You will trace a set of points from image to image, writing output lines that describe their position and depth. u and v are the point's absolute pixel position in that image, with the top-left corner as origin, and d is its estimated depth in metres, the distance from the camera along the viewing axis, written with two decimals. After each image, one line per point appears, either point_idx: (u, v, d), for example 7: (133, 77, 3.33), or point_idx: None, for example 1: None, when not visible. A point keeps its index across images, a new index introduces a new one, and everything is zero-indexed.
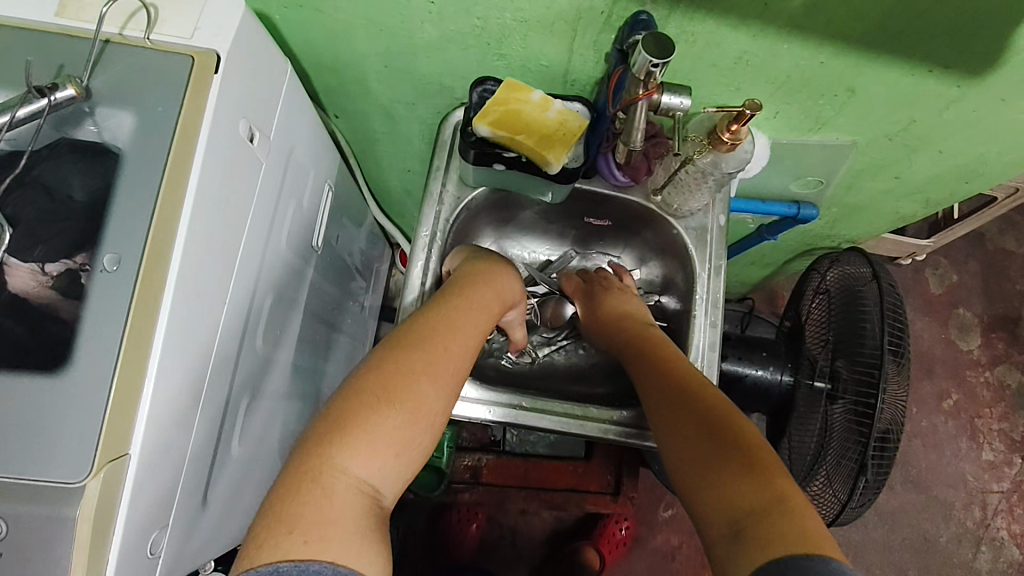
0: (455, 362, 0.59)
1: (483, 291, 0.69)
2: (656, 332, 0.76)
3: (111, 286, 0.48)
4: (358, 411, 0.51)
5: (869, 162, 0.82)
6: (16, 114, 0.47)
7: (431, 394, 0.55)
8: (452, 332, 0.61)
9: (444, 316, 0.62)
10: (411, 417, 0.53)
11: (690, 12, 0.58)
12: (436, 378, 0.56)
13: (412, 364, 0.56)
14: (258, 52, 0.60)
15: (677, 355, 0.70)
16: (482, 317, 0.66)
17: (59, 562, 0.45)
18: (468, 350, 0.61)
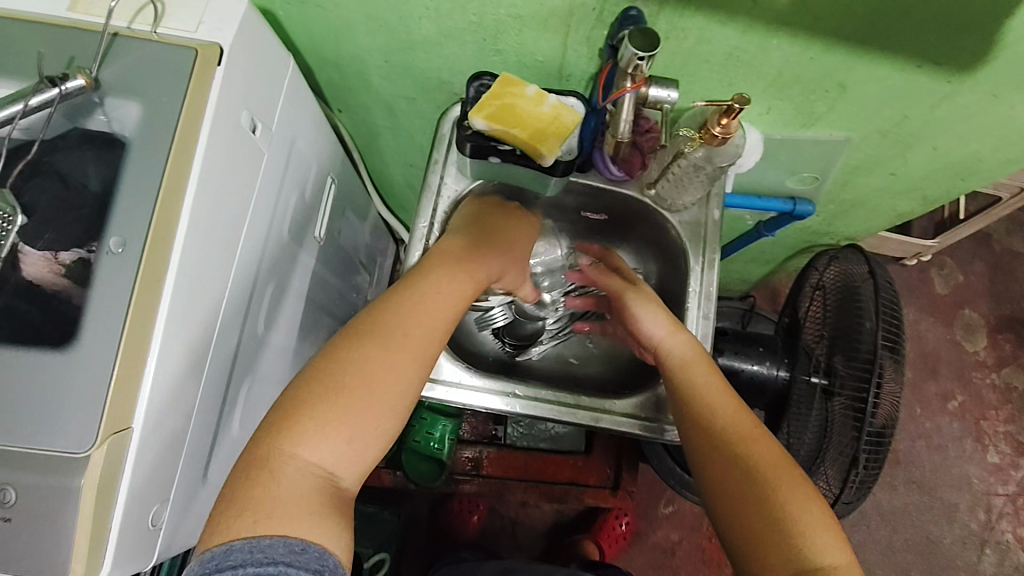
0: (423, 345, 0.60)
1: (467, 263, 0.69)
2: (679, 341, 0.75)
3: (115, 267, 0.51)
4: (318, 400, 0.53)
5: (863, 158, 0.82)
6: (28, 103, 0.50)
7: (399, 382, 0.57)
8: (428, 318, 0.62)
9: (408, 298, 0.63)
10: (379, 407, 0.55)
11: (680, 8, 0.60)
12: (406, 367, 0.58)
13: (382, 355, 0.57)
14: (260, 45, 0.62)
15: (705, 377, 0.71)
16: (460, 292, 0.66)
17: (66, 529, 0.48)
18: (439, 328, 0.62)
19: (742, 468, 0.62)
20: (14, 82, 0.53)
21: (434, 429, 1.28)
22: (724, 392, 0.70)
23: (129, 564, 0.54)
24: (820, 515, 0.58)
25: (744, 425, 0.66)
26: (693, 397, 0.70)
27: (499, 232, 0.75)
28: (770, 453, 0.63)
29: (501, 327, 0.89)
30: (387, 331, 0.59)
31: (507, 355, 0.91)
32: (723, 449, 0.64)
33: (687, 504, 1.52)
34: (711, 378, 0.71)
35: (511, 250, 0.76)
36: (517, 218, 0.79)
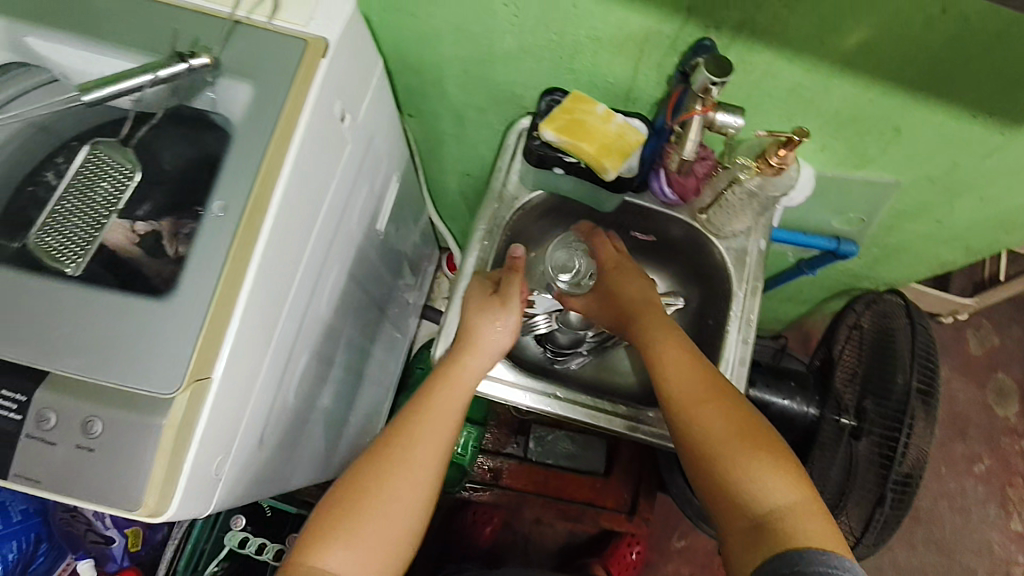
0: (436, 458, 0.68)
1: (463, 371, 0.73)
2: (649, 321, 0.79)
3: (216, 228, 0.56)
4: (345, 522, 0.62)
5: (911, 203, 0.85)
6: (159, 74, 0.57)
7: (420, 497, 0.66)
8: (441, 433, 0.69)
9: (418, 414, 0.70)
10: (406, 521, 0.65)
11: (750, 42, 0.64)
12: (421, 479, 0.66)
13: (402, 474, 0.65)
14: (358, 44, 0.68)
15: (668, 346, 0.75)
16: (461, 401, 0.72)
17: (147, 460, 0.53)
18: (447, 437, 0.70)
19: (696, 432, 0.67)
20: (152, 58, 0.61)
21: None
22: (686, 359, 0.73)
23: (191, 507, 0.58)
24: (774, 465, 0.63)
25: (700, 392, 0.70)
26: (653, 366, 0.74)
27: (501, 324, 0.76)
28: (725, 415, 0.67)
29: (543, 333, 0.92)
30: (397, 448, 0.67)
31: (546, 360, 0.93)
32: (684, 415, 0.69)
33: (700, 540, 1.51)
34: (673, 347, 0.75)
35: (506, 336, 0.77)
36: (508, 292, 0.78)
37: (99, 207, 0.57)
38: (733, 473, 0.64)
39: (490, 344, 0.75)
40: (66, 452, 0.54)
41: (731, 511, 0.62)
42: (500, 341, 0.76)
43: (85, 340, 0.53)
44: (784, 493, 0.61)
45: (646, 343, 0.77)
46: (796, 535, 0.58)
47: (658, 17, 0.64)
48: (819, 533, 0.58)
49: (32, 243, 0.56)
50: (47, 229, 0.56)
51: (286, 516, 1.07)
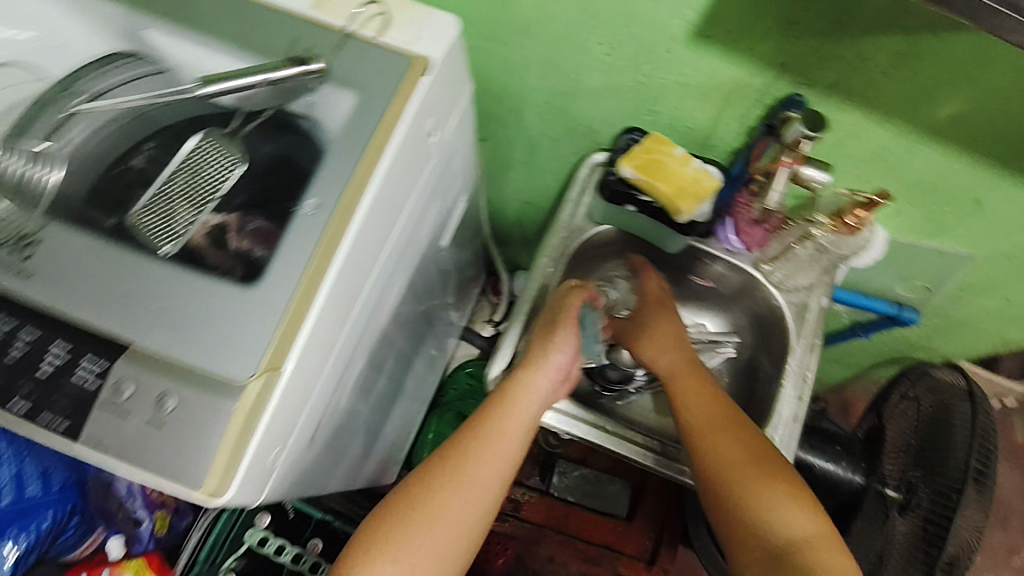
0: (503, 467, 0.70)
1: (524, 395, 0.73)
2: (675, 356, 0.79)
3: (306, 225, 0.58)
4: (405, 522, 0.65)
5: (983, 278, 0.83)
6: (275, 75, 0.62)
7: (474, 513, 0.67)
8: (512, 444, 0.71)
9: (475, 437, 0.70)
10: (467, 526, 0.67)
11: (841, 101, 0.65)
12: (483, 494, 0.68)
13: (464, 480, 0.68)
14: (456, 67, 0.70)
15: (692, 379, 0.76)
16: (532, 414, 0.73)
17: (214, 441, 0.55)
18: (517, 449, 0.72)
19: (714, 460, 0.70)
20: (265, 61, 0.64)
21: None
22: (702, 386, 0.75)
23: (246, 494, 0.59)
24: (790, 497, 0.66)
25: (717, 418, 0.72)
26: (676, 397, 0.76)
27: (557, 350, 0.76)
28: (743, 443, 0.70)
29: (593, 367, 0.91)
30: (460, 454, 0.69)
31: (593, 392, 0.91)
32: (700, 441, 0.72)
33: None
34: (695, 378, 0.76)
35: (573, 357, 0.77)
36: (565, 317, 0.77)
37: (206, 190, 0.60)
38: (752, 504, 0.66)
39: (551, 371, 0.75)
40: (137, 426, 0.55)
41: (749, 540, 0.65)
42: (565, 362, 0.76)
43: (173, 320, 0.56)
44: (800, 524, 0.64)
45: (668, 375, 0.78)
46: (816, 567, 0.62)
47: (750, 69, 0.65)
48: (835, 565, 0.62)
49: (134, 220, 0.58)
50: (149, 209, 0.59)
51: (308, 519, 1.07)
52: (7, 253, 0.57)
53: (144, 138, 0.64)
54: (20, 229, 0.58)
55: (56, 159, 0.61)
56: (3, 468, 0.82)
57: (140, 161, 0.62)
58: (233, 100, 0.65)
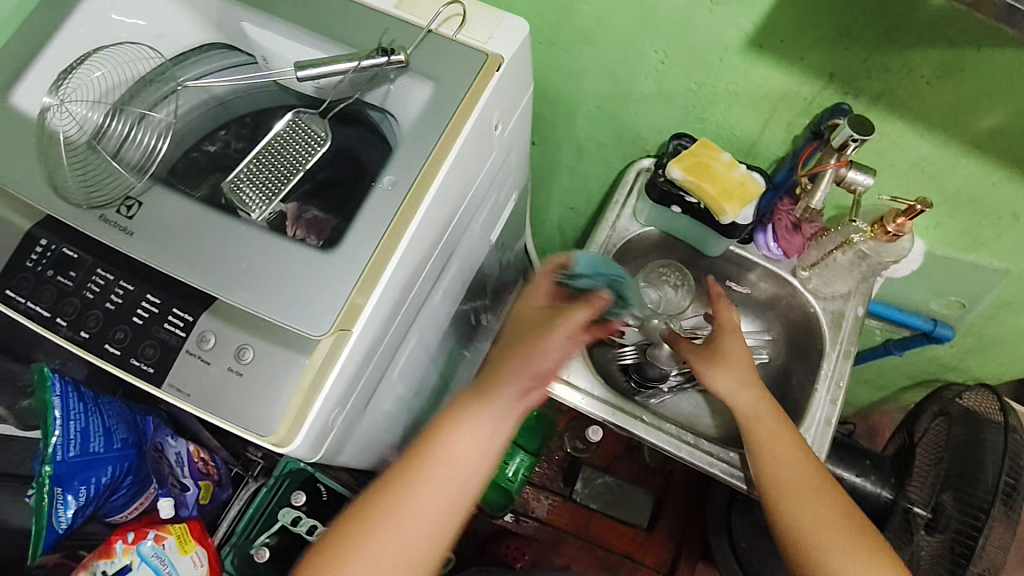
0: (463, 474, 0.70)
1: (479, 410, 0.70)
2: (753, 400, 0.77)
3: (384, 198, 0.63)
4: (371, 520, 0.68)
5: (1019, 295, 0.85)
6: (361, 63, 0.66)
7: (421, 531, 0.67)
8: (465, 460, 0.69)
9: (429, 452, 0.70)
10: (420, 539, 0.67)
11: (885, 112, 0.69)
12: (432, 513, 0.68)
13: (428, 484, 0.69)
14: (522, 67, 0.76)
15: (779, 433, 0.75)
16: (488, 430, 0.70)
17: (286, 392, 0.59)
18: (484, 454, 0.70)
19: (801, 523, 0.72)
20: (353, 51, 0.70)
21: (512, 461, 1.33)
22: (792, 446, 0.75)
23: (308, 447, 0.63)
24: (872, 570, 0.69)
25: (813, 486, 0.73)
26: (761, 449, 0.75)
27: (527, 354, 0.70)
28: (831, 510, 0.72)
29: (629, 363, 0.93)
30: (426, 457, 0.69)
31: (629, 390, 0.94)
32: (784, 501, 0.73)
33: None
34: (782, 432, 0.76)
35: (555, 353, 0.70)
36: (540, 312, 0.73)
37: (290, 165, 0.66)
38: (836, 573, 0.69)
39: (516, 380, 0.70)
40: (217, 373, 0.60)
41: None
42: (540, 361, 0.70)
43: (256, 276, 0.60)
44: None
45: (750, 421, 0.77)
46: None
47: (799, 79, 0.70)
48: None
49: (227, 186, 0.64)
50: (242, 177, 0.64)
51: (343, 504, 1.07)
52: (114, 213, 0.63)
53: (221, 125, 0.72)
54: (126, 191, 0.64)
55: (162, 128, 0.67)
56: (71, 423, 0.86)
57: (214, 148, 0.70)
58: (314, 88, 0.72)
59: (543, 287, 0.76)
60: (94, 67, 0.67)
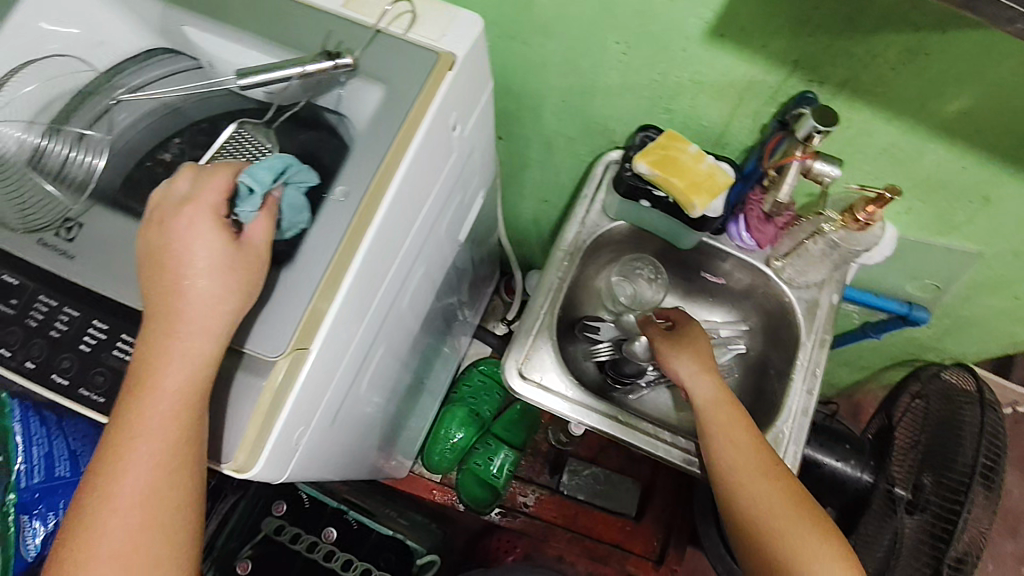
0: (158, 430, 0.52)
1: (176, 317, 0.53)
2: (711, 388, 0.76)
3: (338, 210, 0.61)
4: (80, 524, 0.52)
5: (993, 276, 0.84)
6: (306, 69, 0.63)
7: (155, 479, 0.53)
8: (170, 380, 0.52)
9: (132, 381, 0.53)
10: (158, 491, 0.53)
11: (851, 98, 0.67)
12: (161, 453, 0.53)
13: (119, 459, 0.52)
14: (479, 64, 0.73)
15: (734, 420, 0.73)
16: (191, 336, 0.53)
17: (245, 416, 0.57)
18: (172, 402, 0.53)
19: (751, 508, 0.69)
20: (300, 56, 0.67)
21: (497, 457, 1.33)
22: (745, 422, 0.73)
23: (271, 470, 0.60)
24: (829, 554, 0.66)
25: (761, 460, 0.71)
26: (713, 434, 0.73)
27: (176, 285, 0.54)
28: (783, 491, 0.69)
29: (605, 359, 0.90)
30: (112, 427, 0.53)
31: (606, 386, 0.92)
32: (737, 478, 0.71)
33: None
34: (735, 419, 0.73)
35: (212, 280, 0.54)
36: (174, 228, 0.54)
37: None
38: (792, 559, 0.66)
39: (206, 280, 0.54)
40: None
41: None
42: (192, 291, 0.54)
43: None
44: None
45: (705, 407, 0.75)
46: None
47: (763, 68, 0.68)
48: None
49: None
50: None
51: (325, 506, 1.08)
52: (52, 235, 0.61)
53: (174, 134, 0.67)
54: (65, 212, 0.61)
55: (100, 146, 0.64)
56: (34, 449, 0.85)
57: (170, 156, 0.66)
58: (265, 93, 0.69)
59: (183, 194, 0.56)
60: (24, 82, 0.63)
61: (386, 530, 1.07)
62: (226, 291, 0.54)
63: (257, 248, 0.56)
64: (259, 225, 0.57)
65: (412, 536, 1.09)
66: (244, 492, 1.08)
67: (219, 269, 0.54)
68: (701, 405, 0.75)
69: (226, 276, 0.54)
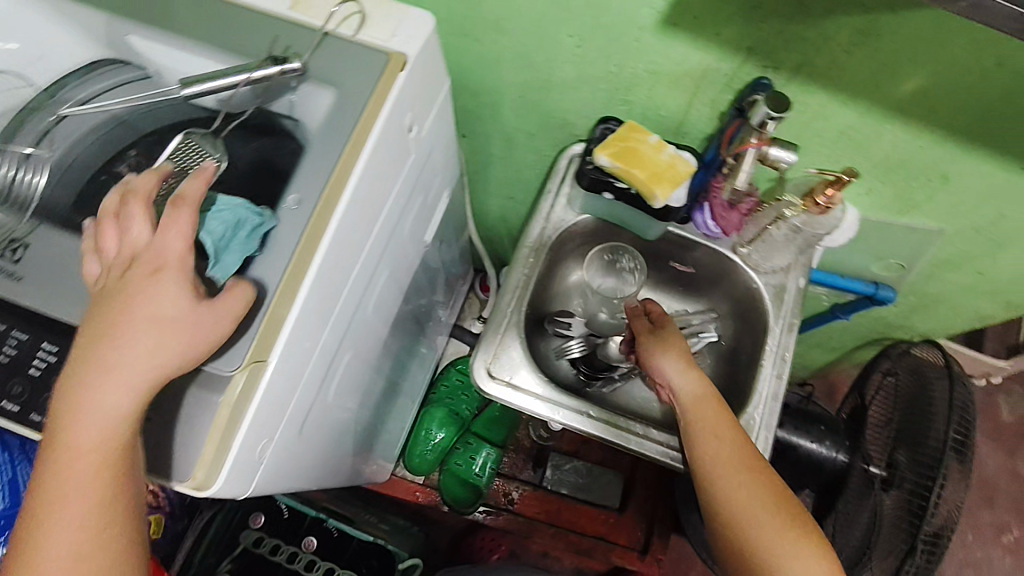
0: (83, 490, 0.50)
1: (97, 367, 0.50)
2: (696, 387, 0.75)
3: (290, 218, 0.59)
4: None
5: (954, 252, 0.85)
6: (252, 75, 0.61)
7: (82, 540, 0.50)
8: (92, 433, 0.50)
9: (52, 435, 0.50)
10: (85, 552, 0.50)
11: (805, 83, 0.68)
12: (85, 511, 0.50)
13: (45, 520, 0.49)
14: (432, 61, 0.72)
15: (718, 418, 0.72)
16: (113, 388, 0.50)
17: (202, 434, 0.55)
18: (96, 458, 0.50)
19: (732, 504, 0.68)
20: (246, 62, 0.65)
21: (478, 456, 1.32)
22: (729, 426, 0.72)
23: (234, 487, 0.59)
24: (809, 552, 0.65)
25: (744, 458, 0.70)
26: (697, 432, 0.72)
27: (110, 333, 0.51)
28: (765, 488, 0.68)
29: (577, 356, 0.89)
30: (38, 484, 0.51)
31: (579, 382, 0.92)
32: (719, 485, 0.69)
33: None
34: (720, 418, 0.72)
35: (149, 331, 0.51)
36: (126, 280, 0.51)
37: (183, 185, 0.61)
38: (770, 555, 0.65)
39: (135, 329, 0.51)
40: None
41: None
42: (121, 340, 0.50)
43: None
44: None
45: (690, 404, 0.74)
46: None
47: (718, 55, 0.68)
48: None
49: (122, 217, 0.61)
50: None
51: (303, 516, 1.07)
52: None
53: (127, 146, 0.66)
54: (9, 234, 0.59)
55: (43, 163, 0.63)
56: None
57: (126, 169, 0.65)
58: (215, 101, 0.67)
59: (143, 237, 0.53)
60: None
61: (366, 536, 1.06)
62: (165, 345, 0.51)
63: (217, 309, 0.52)
64: (235, 296, 0.54)
65: (393, 543, 1.09)
66: (220, 507, 1.05)
67: (152, 319, 0.51)
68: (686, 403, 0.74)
69: (168, 332, 0.51)
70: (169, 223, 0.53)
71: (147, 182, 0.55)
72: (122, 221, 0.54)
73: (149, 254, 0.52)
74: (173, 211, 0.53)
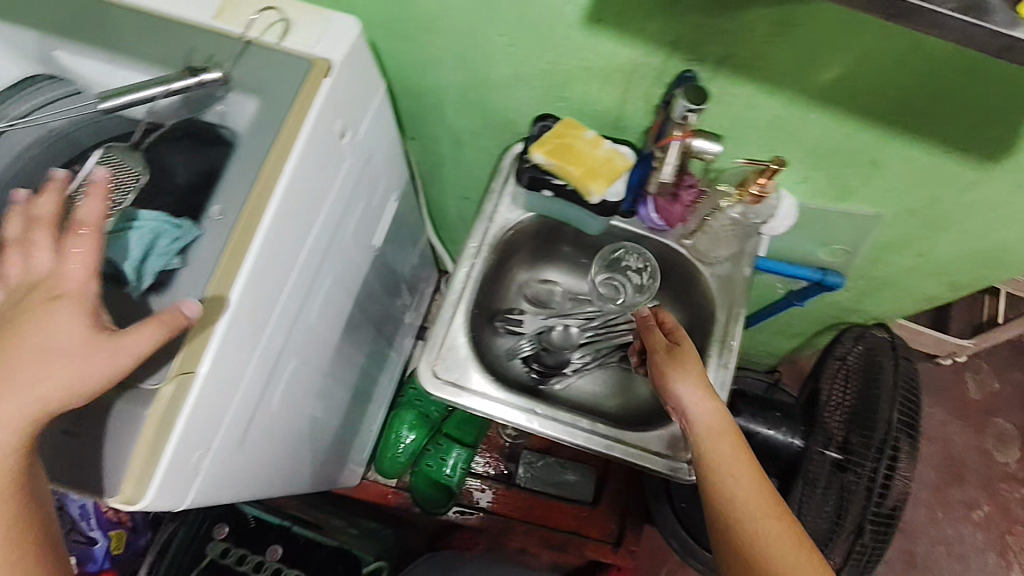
0: None
1: None
2: (712, 412, 0.69)
3: (215, 230, 0.60)
4: None
5: (895, 236, 0.86)
6: (172, 87, 0.61)
7: None
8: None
9: None
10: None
11: (730, 74, 0.68)
12: None
13: None
14: (361, 66, 0.72)
15: (737, 450, 0.66)
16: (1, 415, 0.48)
17: (128, 450, 0.55)
18: None
19: (752, 548, 0.61)
20: (169, 73, 0.65)
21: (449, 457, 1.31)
22: (750, 464, 0.66)
23: (167, 500, 0.58)
24: None
25: (765, 496, 0.64)
26: (717, 464, 0.66)
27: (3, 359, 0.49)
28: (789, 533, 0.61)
29: (529, 354, 0.93)
30: None
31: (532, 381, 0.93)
32: (739, 525, 0.62)
33: None
34: (739, 450, 0.66)
35: (37, 365, 0.49)
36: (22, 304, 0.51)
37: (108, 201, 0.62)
38: None
39: (30, 357, 0.49)
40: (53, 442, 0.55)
41: None
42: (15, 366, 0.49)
43: None
44: None
45: (708, 433, 0.68)
46: None
47: (644, 50, 0.68)
48: None
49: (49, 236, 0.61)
50: None
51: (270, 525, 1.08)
52: None
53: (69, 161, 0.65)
54: None
55: None
56: None
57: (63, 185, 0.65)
58: (145, 111, 0.66)
59: (44, 265, 0.53)
60: None
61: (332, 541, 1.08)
62: (59, 375, 0.49)
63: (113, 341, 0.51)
64: (144, 333, 0.52)
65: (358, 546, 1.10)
66: (183, 519, 1.03)
67: (48, 348, 0.49)
68: (702, 431, 0.68)
69: (57, 363, 0.49)
70: (70, 250, 0.52)
71: (50, 206, 0.55)
72: (24, 247, 0.53)
73: (52, 283, 0.52)
74: (76, 239, 0.53)
